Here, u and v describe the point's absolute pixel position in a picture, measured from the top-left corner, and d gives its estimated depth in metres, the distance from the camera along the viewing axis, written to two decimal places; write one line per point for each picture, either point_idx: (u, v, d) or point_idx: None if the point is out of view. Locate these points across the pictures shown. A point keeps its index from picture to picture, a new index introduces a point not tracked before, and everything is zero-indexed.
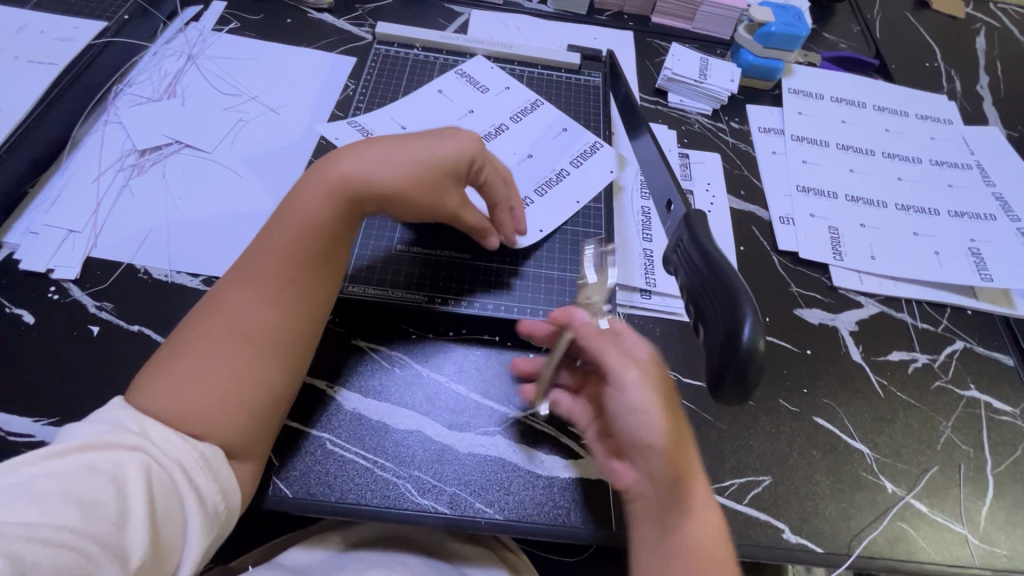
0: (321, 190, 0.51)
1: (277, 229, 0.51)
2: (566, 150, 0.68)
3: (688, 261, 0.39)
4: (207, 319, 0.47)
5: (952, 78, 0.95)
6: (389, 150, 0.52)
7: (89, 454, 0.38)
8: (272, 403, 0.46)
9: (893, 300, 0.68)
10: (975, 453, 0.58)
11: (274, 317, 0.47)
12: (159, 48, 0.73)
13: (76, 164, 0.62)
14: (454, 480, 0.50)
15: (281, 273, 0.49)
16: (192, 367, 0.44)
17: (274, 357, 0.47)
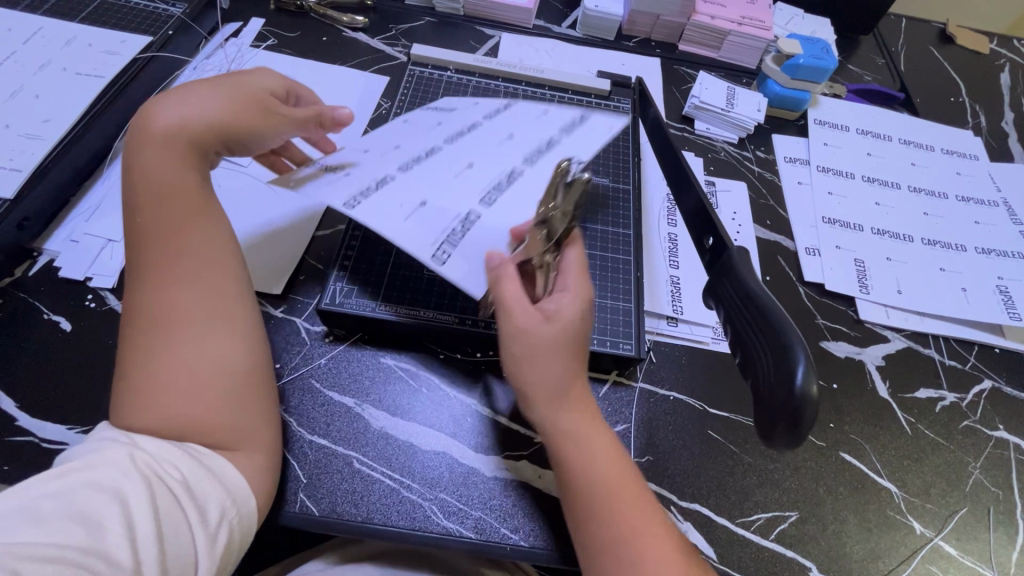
0: (166, 152, 0.47)
1: (149, 212, 0.46)
2: (475, 189, 0.49)
3: (733, 301, 0.40)
4: (135, 329, 0.43)
5: (977, 114, 0.95)
6: (204, 88, 0.50)
7: (89, 473, 0.36)
8: (239, 366, 0.44)
9: (920, 336, 0.67)
10: (1005, 496, 0.58)
11: (191, 292, 0.44)
12: (199, 63, 0.76)
13: (117, 174, 0.64)
14: (480, 504, 0.50)
15: (180, 242, 0.46)
16: (142, 373, 0.41)
17: (217, 322, 0.45)
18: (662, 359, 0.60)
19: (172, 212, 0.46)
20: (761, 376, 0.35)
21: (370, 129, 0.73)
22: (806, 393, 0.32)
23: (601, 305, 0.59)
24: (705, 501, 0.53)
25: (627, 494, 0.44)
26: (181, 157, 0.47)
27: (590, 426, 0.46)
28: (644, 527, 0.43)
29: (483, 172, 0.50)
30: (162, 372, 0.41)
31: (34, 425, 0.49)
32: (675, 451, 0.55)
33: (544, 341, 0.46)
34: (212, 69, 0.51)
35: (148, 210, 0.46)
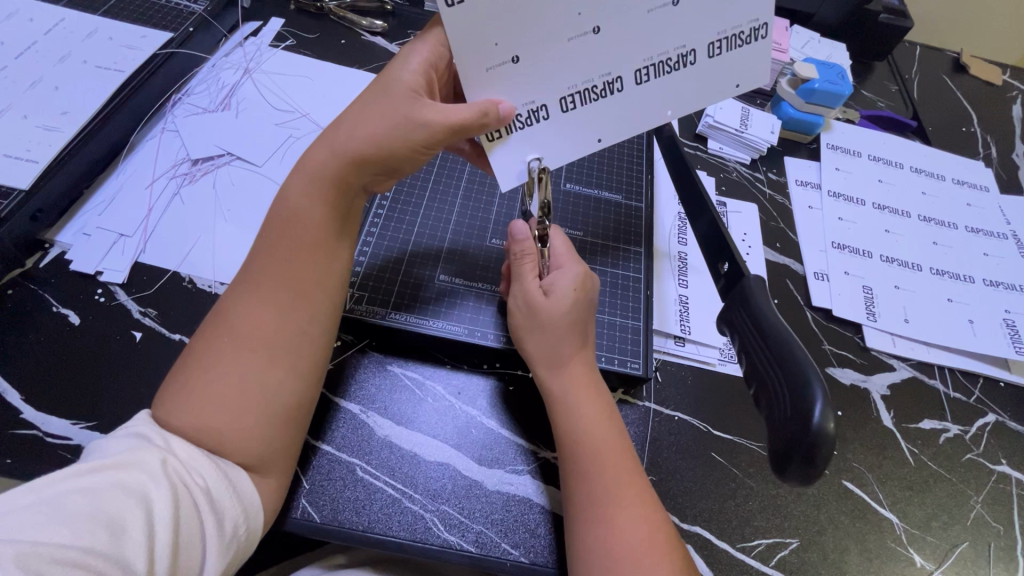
0: (312, 177, 0.49)
1: (278, 229, 0.49)
2: (562, 78, 0.46)
3: (750, 329, 0.40)
4: (214, 330, 0.45)
5: (988, 145, 0.95)
6: (371, 119, 0.48)
7: (119, 473, 0.37)
8: (289, 406, 0.45)
9: (925, 366, 0.67)
10: (1006, 531, 0.58)
11: (274, 317, 0.46)
12: (218, 60, 0.76)
13: (132, 169, 0.64)
14: (482, 518, 0.50)
15: (281, 268, 0.47)
16: (208, 377, 0.42)
17: (284, 356, 0.45)
18: (668, 379, 0.60)
19: (291, 235, 0.48)
20: (777, 408, 0.35)
21: None
22: (823, 429, 0.32)
23: (625, 326, 0.59)
24: (706, 523, 0.53)
25: (613, 460, 0.48)
26: (319, 186, 0.49)
27: (586, 392, 0.51)
28: (624, 486, 0.46)
29: (524, 80, 0.45)
30: (221, 386, 0.42)
31: (39, 418, 0.49)
32: (678, 472, 0.55)
33: (552, 316, 0.51)
34: (384, 83, 0.49)
35: (277, 226, 0.49)
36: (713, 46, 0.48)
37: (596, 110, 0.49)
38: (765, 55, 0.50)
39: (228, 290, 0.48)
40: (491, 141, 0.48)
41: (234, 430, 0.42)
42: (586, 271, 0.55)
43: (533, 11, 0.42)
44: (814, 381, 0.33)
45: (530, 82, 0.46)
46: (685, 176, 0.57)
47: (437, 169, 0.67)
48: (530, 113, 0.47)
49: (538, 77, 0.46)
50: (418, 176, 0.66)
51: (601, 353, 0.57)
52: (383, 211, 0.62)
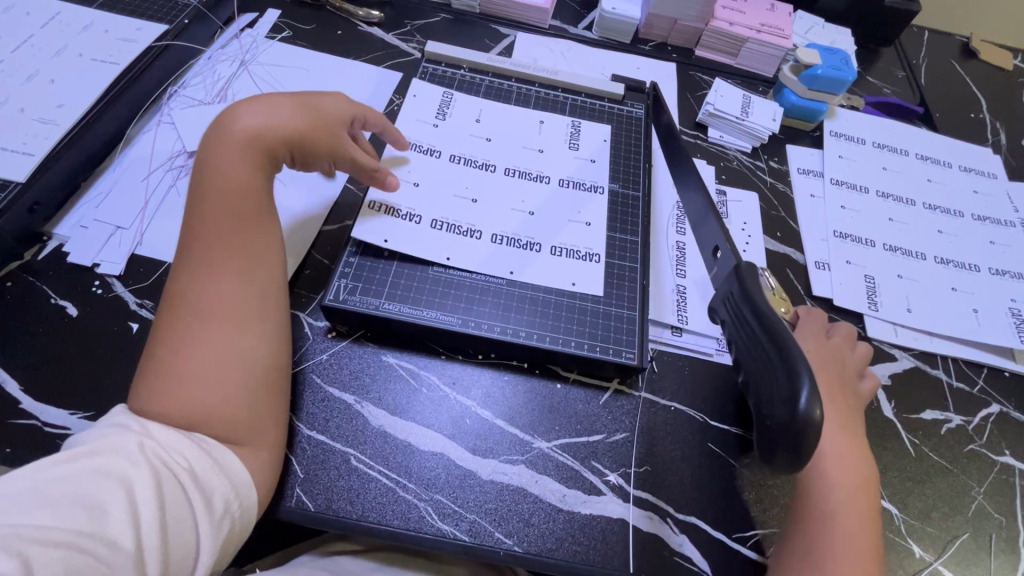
0: (244, 151, 0.51)
1: (213, 201, 0.49)
2: (473, 219, 0.62)
3: (741, 314, 0.38)
4: (173, 314, 0.45)
5: (997, 132, 0.93)
6: (296, 119, 0.55)
7: (98, 459, 0.37)
8: (268, 362, 0.47)
9: (928, 356, 0.67)
10: (1008, 523, 0.57)
11: (231, 286, 0.47)
12: (214, 52, 0.75)
13: (130, 161, 0.64)
14: (476, 508, 0.50)
15: (227, 239, 0.49)
16: (178, 358, 0.43)
17: (250, 319, 0.47)
18: (664, 369, 0.60)
19: (231, 205, 0.50)
20: (766, 399, 0.34)
21: None
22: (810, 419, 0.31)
23: (621, 316, 0.59)
24: (702, 514, 0.53)
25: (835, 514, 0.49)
26: (253, 156, 0.51)
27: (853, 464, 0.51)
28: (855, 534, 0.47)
29: (431, 192, 0.63)
30: (199, 357, 0.43)
31: (38, 408, 0.50)
32: (675, 462, 0.55)
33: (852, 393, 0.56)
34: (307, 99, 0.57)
35: (212, 199, 0.49)
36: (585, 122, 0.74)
37: (489, 206, 0.64)
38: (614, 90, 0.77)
39: (173, 275, 0.48)
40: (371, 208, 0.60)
41: (222, 397, 0.43)
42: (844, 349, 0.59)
43: (456, 136, 0.69)
44: (801, 369, 0.32)
45: (431, 197, 0.63)
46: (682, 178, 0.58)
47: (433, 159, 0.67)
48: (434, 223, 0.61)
49: (437, 191, 0.64)
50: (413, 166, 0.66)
51: (597, 344, 0.57)
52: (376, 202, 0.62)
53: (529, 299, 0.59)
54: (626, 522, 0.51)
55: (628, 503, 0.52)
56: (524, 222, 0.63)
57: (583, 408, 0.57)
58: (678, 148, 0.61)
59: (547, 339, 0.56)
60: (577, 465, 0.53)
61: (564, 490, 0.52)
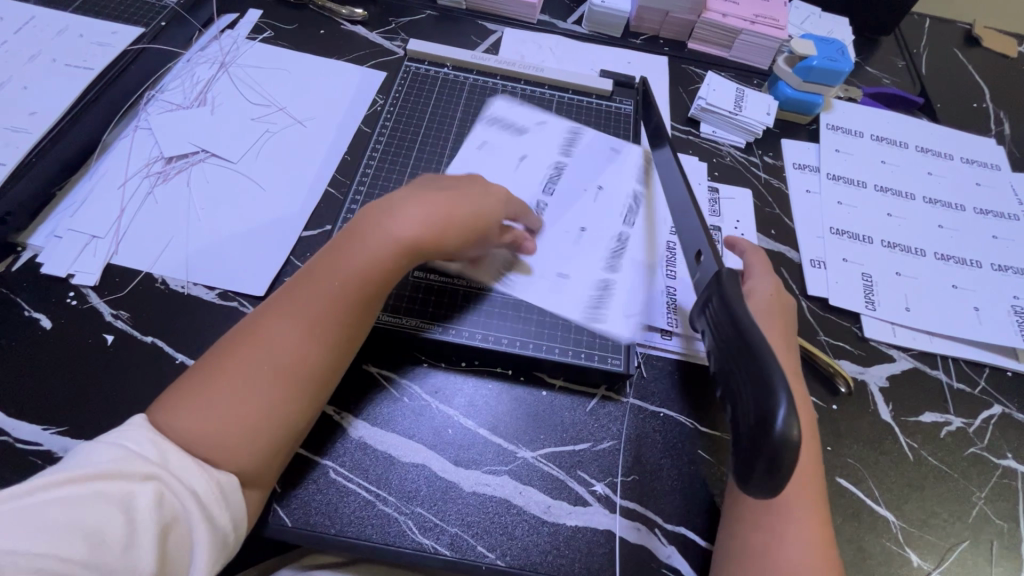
0: (386, 230, 0.50)
1: (327, 270, 0.49)
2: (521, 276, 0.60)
3: (720, 324, 0.38)
4: (250, 346, 0.46)
5: (1001, 121, 0.91)
6: (454, 212, 0.52)
7: (98, 483, 0.37)
8: (293, 436, 0.46)
9: (928, 356, 0.65)
10: (1010, 529, 0.55)
11: (313, 352, 0.47)
12: (192, 55, 0.74)
13: (105, 169, 0.63)
14: (458, 521, 0.49)
15: (322, 308, 0.48)
16: (237, 395, 0.44)
17: (310, 392, 0.47)
18: (653, 374, 0.58)
19: (340, 274, 0.49)
20: (742, 409, 0.32)
21: (363, 125, 0.72)
22: (786, 431, 0.29)
23: (604, 320, 0.59)
24: (691, 523, 0.51)
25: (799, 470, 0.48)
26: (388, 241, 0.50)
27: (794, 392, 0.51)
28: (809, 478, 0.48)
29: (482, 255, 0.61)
30: (236, 399, 0.44)
31: (8, 425, 0.49)
32: (664, 471, 0.53)
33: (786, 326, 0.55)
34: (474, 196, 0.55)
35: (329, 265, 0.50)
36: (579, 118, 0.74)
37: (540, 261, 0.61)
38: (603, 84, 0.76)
39: (267, 302, 0.50)
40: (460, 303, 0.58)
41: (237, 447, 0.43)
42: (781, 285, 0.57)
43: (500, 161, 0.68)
44: (777, 379, 0.31)
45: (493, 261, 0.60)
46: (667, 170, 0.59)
47: (413, 162, 0.67)
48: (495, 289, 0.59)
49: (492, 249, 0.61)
50: (394, 168, 0.67)
51: (580, 349, 0.57)
52: (355, 209, 0.63)
53: (511, 304, 0.58)
54: (612, 533, 0.50)
55: (615, 514, 0.51)
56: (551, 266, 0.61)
57: (569, 416, 0.55)
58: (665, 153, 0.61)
59: (530, 346, 0.56)
60: (562, 474, 0.52)
61: (549, 500, 0.51)
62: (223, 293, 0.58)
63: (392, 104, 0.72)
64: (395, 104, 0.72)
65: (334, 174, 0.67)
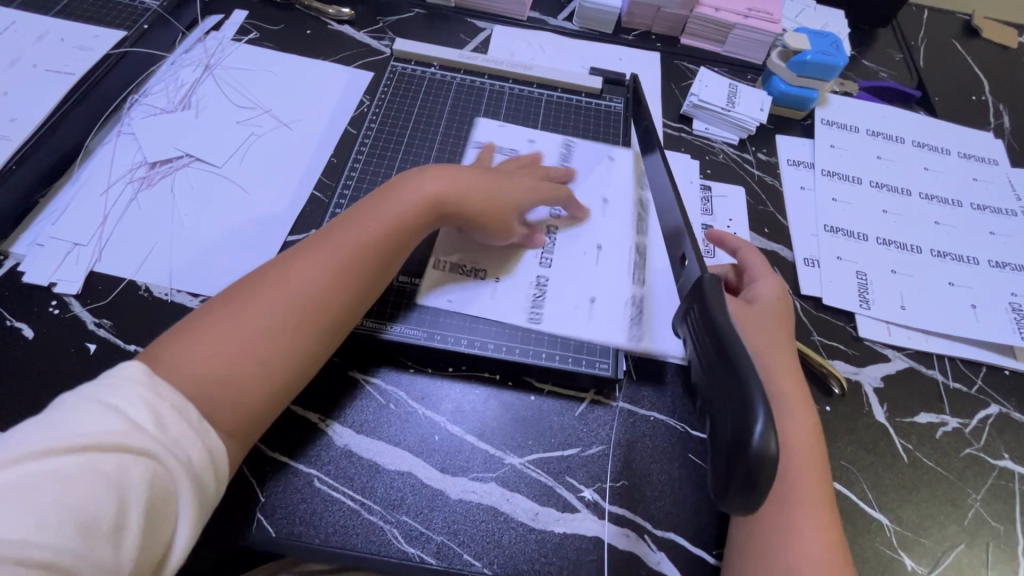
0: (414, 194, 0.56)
1: (355, 220, 0.53)
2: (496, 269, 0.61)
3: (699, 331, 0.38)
4: (273, 278, 0.49)
5: (1000, 114, 0.89)
6: (479, 187, 0.58)
7: (87, 457, 0.35)
8: (297, 372, 0.47)
9: (924, 356, 0.64)
10: (1006, 531, 0.54)
11: (330, 292, 0.49)
12: (176, 58, 0.73)
13: (88, 176, 0.62)
14: (443, 529, 0.48)
15: (343, 253, 0.51)
16: (254, 321, 0.46)
17: (318, 334, 0.48)
18: (644, 378, 0.57)
19: (364, 224, 0.53)
20: (718, 426, 0.32)
21: (350, 126, 0.71)
22: (761, 449, 0.29)
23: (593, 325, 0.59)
24: (681, 529, 0.50)
25: (807, 473, 0.48)
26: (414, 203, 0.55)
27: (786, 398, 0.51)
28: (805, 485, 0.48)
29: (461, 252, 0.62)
30: (251, 321, 0.46)
31: None
32: (653, 476, 0.53)
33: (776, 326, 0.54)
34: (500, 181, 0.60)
35: (356, 220, 0.53)
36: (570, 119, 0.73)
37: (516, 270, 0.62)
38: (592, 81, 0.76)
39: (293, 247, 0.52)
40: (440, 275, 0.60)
41: (255, 373, 0.44)
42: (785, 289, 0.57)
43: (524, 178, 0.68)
44: (753, 395, 0.30)
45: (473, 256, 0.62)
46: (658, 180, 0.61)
47: (397, 167, 0.67)
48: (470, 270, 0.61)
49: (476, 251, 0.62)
50: (378, 172, 0.66)
51: (568, 354, 0.56)
52: (339, 214, 0.63)
53: (496, 309, 0.58)
54: (600, 540, 0.49)
55: (604, 521, 0.50)
56: (524, 278, 0.61)
57: (557, 421, 0.54)
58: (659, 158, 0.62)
59: (516, 351, 0.56)
60: (550, 481, 0.51)
61: (536, 507, 0.50)
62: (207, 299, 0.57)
63: (377, 105, 0.71)
64: (380, 105, 0.71)
65: (321, 177, 0.67)
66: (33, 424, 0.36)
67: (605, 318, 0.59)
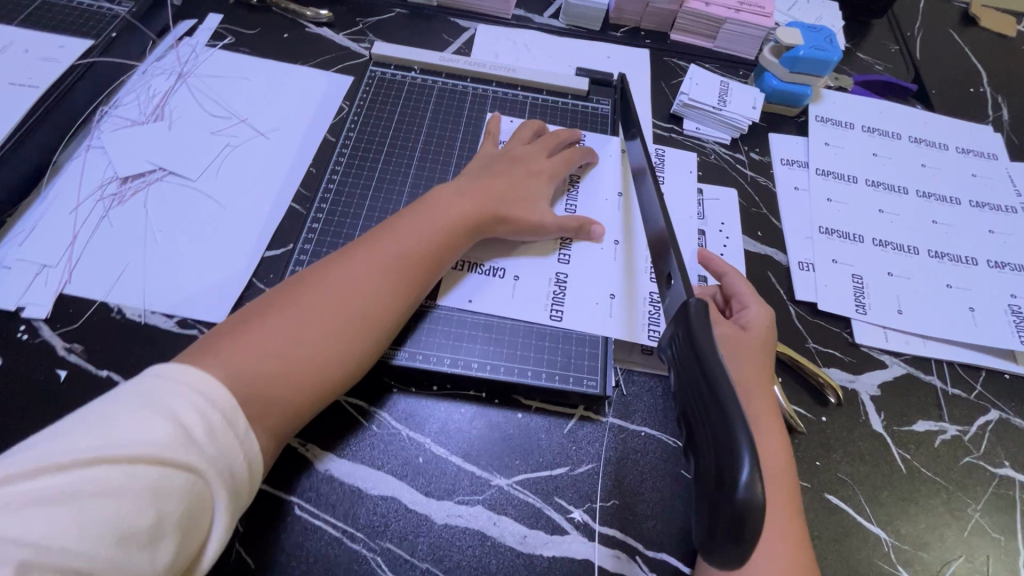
0: (455, 205, 0.57)
1: (403, 224, 0.54)
2: (516, 264, 0.60)
3: (682, 358, 0.37)
4: (326, 277, 0.49)
5: (998, 106, 0.87)
6: (514, 200, 0.59)
7: (128, 466, 0.33)
8: (339, 373, 0.47)
9: (921, 361, 0.62)
10: (1007, 542, 0.53)
11: (375, 295, 0.49)
12: (148, 67, 0.71)
13: (56, 193, 0.60)
14: (428, 556, 0.47)
15: (390, 257, 0.51)
16: (306, 319, 0.46)
17: (361, 337, 0.48)
18: (634, 392, 0.56)
19: (410, 230, 0.54)
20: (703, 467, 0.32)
21: (329, 133, 0.69)
22: (745, 500, 0.28)
23: (580, 337, 0.57)
24: (674, 548, 0.49)
25: (783, 502, 0.46)
26: (456, 212, 0.56)
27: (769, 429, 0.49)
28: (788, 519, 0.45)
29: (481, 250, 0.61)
30: (302, 318, 0.46)
31: None
32: (646, 494, 0.51)
33: (762, 349, 0.52)
34: (531, 194, 0.61)
35: (401, 225, 0.54)
36: (557, 121, 0.71)
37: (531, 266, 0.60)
38: (578, 82, 0.73)
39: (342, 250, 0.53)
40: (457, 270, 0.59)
41: (298, 373, 0.45)
42: (773, 314, 0.55)
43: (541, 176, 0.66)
44: (738, 439, 0.29)
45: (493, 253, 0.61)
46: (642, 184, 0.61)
47: (378, 176, 0.65)
48: (490, 268, 0.60)
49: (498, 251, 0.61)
50: (357, 182, 0.64)
51: (556, 370, 0.55)
52: (317, 227, 0.61)
53: (482, 325, 0.57)
54: (591, 563, 0.48)
55: (594, 542, 0.49)
56: (543, 270, 0.60)
57: (545, 440, 0.53)
58: (647, 159, 0.59)
59: (501, 369, 0.55)
60: (538, 502, 0.50)
61: (525, 530, 0.49)
62: (182, 320, 0.55)
63: (358, 110, 0.69)
64: (360, 111, 0.69)
65: (300, 188, 0.64)
66: (72, 426, 0.34)
67: (635, 309, 0.58)
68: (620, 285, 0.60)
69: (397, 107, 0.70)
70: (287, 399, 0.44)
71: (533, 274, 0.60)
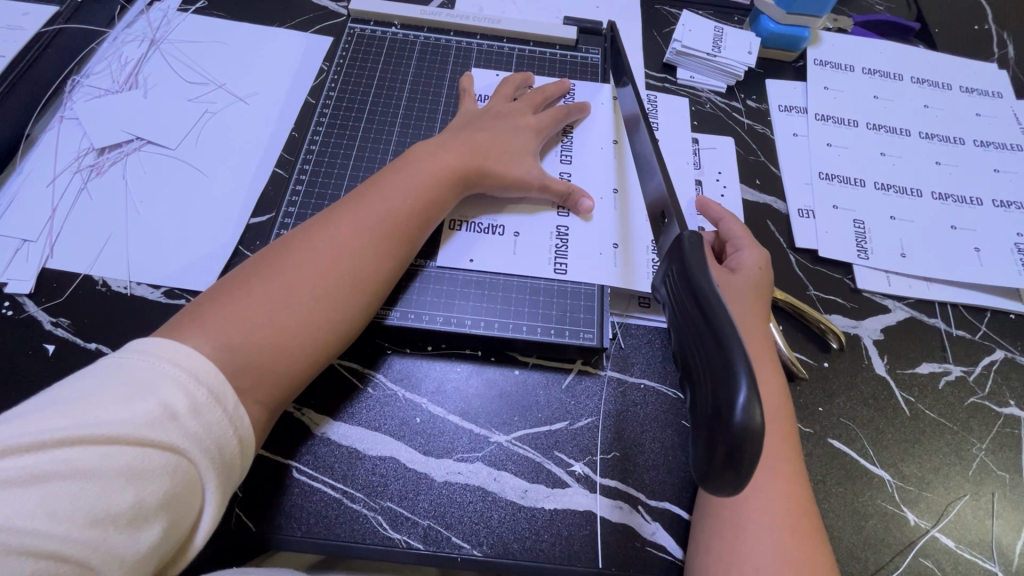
0: (438, 161, 0.55)
1: (384, 184, 0.52)
2: (511, 221, 0.59)
3: (677, 298, 0.37)
4: (308, 240, 0.48)
5: (1004, 43, 0.84)
6: (501, 157, 0.57)
7: (105, 447, 0.32)
8: (332, 336, 0.46)
9: (925, 304, 0.61)
10: (1012, 479, 0.53)
11: (362, 257, 0.48)
12: (119, 33, 0.68)
13: (32, 167, 0.59)
14: (429, 513, 0.47)
15: (374, 216, 0.50)
16: (291, 283, 0.45)
17: (351, 298, 0.47)
18: (633, 344, 0.55)
19: (392, 188, 0.52)
20: (703, 401, 0.31)
21: (310, 96, 0.66)
22: (744, 422, 0.28)
23: (576, 290, 0.56)
24: (677, 497, 0.49)
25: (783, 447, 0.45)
26: (440, 169, 0.54)
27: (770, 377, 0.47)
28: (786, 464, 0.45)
29: (478, 209, 0.59)
30: (287, 283, 0.45)
31: None
32: (647, 445, 0.51)
33: (760, 293, 0.51)
34: (519, 151, 0.59)
35: (384, 185, 0.52)
36: (545, 73, 0.69)
37: (525, 222, 0.59)
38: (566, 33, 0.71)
39: (322, 213, 0.51)
40: (452, 228, 0.58)
41: (293, 338, 0.44)
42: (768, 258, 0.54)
43: None
44: (736, 365, 0.29)
45: (489, 211, 0.59)
46: (635, 133, 0.58)
47: (361, 138, 0.62)
48: (488, 226, 0.58)
49: (496, 210, 0.59)
50: (341, 143, 0.62)
51: (552, 326, 0.54)
52: (301, 190, 0.59)
53: (474, 282, 0.56)
54: (592, 514, 0.48)
55: (596, 494, 0.48)
56: (541, 225, 0.58)
57: (543, 396, 0.52)
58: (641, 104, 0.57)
59: (496, 326, 0.54)
60: (538, 457, 0.49)
61: (525, 484, 0.48)
62: (169, 290, 0.54)
63: (338, 70, 0.66)
64: (340, 71, 0.66)
65: (282, 153, 0.63)
66: (49, 402, 0.34)
67: (635, 259, 0.57)
68: (620, 235, 0.58)
69: (379, 65, 0.67)
70: (283, 362, 0.43)
71: (531, 230, 0.58)
